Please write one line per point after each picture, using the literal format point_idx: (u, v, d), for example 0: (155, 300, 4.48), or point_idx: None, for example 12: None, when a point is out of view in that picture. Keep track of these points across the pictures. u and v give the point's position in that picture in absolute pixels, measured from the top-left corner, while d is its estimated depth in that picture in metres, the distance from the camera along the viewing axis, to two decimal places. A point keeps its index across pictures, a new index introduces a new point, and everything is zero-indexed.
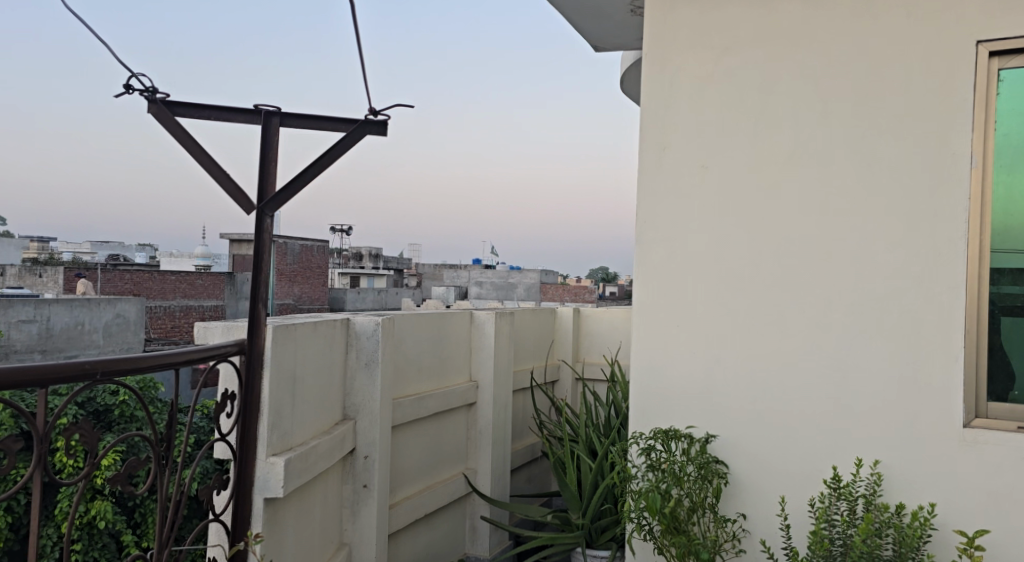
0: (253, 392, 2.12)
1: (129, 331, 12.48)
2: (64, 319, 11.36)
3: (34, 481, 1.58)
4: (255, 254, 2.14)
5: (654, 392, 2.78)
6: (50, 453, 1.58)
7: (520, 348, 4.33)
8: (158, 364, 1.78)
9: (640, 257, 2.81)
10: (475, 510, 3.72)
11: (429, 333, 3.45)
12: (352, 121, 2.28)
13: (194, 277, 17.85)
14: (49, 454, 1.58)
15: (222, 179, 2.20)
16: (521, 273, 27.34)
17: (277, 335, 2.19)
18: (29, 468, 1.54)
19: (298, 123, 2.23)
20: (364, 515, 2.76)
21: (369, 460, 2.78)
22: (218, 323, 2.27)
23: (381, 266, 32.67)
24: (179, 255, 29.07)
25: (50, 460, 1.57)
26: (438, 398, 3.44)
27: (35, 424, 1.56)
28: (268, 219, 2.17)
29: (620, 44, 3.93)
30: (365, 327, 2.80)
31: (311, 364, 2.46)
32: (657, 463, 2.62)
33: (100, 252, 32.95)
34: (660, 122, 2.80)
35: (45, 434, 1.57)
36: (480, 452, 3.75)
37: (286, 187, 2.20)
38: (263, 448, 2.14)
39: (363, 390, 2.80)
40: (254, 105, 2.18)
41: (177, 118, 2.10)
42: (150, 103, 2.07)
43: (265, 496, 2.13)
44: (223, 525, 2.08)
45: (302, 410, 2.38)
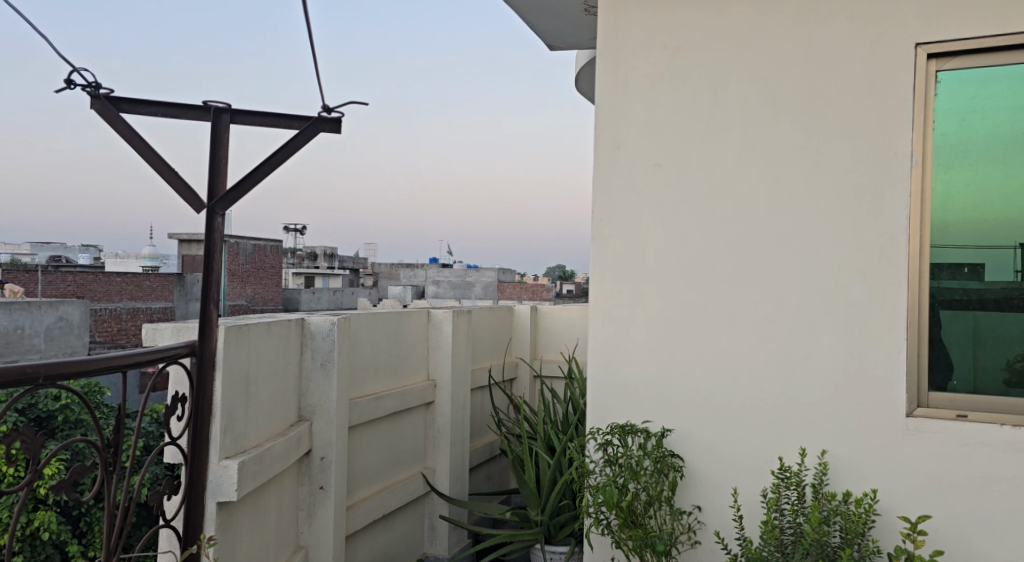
0: (204, 395, 2.08)
1: (73, 334, 12.06)
2: (3, 323, 10.88)
3: None
4: (206, 254, 2.09)
5: (610, 388, 2.81)
6: None
7: (478, 346, 4.33)
8: (104, 368, 1.74)
9: (595, 254, 2.84)
10: (434, 509, 3.71)
11: (385, 333, 3.42)
12: (304, 119, 2.23)
13: (141, 278, 17.44)
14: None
15: (170, 177, 2.14)
16: (479, 272, 27.40)
17: (229, 336, 2.16)
18: None
19: (248, 121, 2.18)
20: (321, 518, 2.73)
21: (326, 461, 2.75)
22: (167, 324, 2.22)
23: (336, 265, 32.33)
24: (126, 257, 28.26)
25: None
26: (395, 397, 3.42)
27: None
28: (219, 218, 2.13)
29: (574, 43, 3.95)
30: (321, 327, 2.78)
31: (265, 365, 2.43)
32: (614, 458, 2.65)
33: (42, 254, 31.93)
34: (614, 121, 2.83)
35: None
36: (438, 451, 3.74)
37: (238, 186, 2.15)
38: (215, 451, 2.10)
39: (319, 391, 2.78)
40: (203, 101, 2.12)
41: (122, 116, 2.00)
42: (93, 99, 1.98)
43: (217, 500, 2.09)
44: (174, 530, 2.03)
45: (256, 412, 2.35)
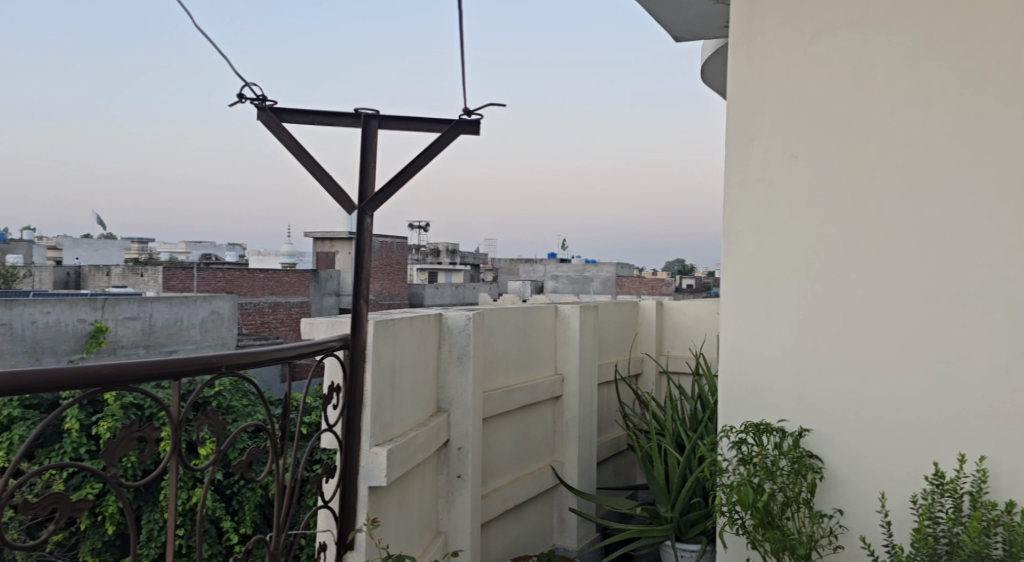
0: (356, 387, 2.20)
1: (223, 326, 12.92)
2: (165, 315, 11.75)
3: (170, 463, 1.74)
4: (357, 253, 2.21)
5: (744, 386, 2.76)
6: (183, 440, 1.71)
7: (604, 340, 4.34)
8: (272, 358, 1.88)
9: (727, 249, 2.80)
10: (564, 502, 3.75)
11: (515, 327, 3.49)
12: (446, 122, 2.30)
13: (281, 275, 18.54)
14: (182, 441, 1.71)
15: (323, 180, 2.26)
16: (597, 267, 27.36)
17: (377, 330, 2.28)
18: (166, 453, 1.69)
19: (395, 125, 2.28)
20: (459, 505, 2.83)
21: (463, 451, 2.85)
22: (322, 319, 2.37)
23: (457, 261, 33.12)
24: (266, 254, 30.05)
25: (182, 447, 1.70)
26: (525, 391, 3.49)
27: (173, 412, 1.71)
28: (367, 219, 2.25)
29: (701, 33, 3.88)
30: (457, 322, 2.88)
31: (407, 358, 2.54)
32: (749, 457, 2.58)
33: (195, 251, 34.42)
34: (747, 113, 2.77)
35: (181, 422, 1.71)
36: (567, 445, 3.77)
37: (385, 188, 2.26)
38: (366, 439, 2.23)
39: (455, 383, 2.88)
40: (354, 108, 2.23)
41: (285, 125, 2.13)
42: (258, 111, 2.12)
43: (369, 485, 2.22)
44: (332, 511, 2.17)
45: (401, 403, 2.47)
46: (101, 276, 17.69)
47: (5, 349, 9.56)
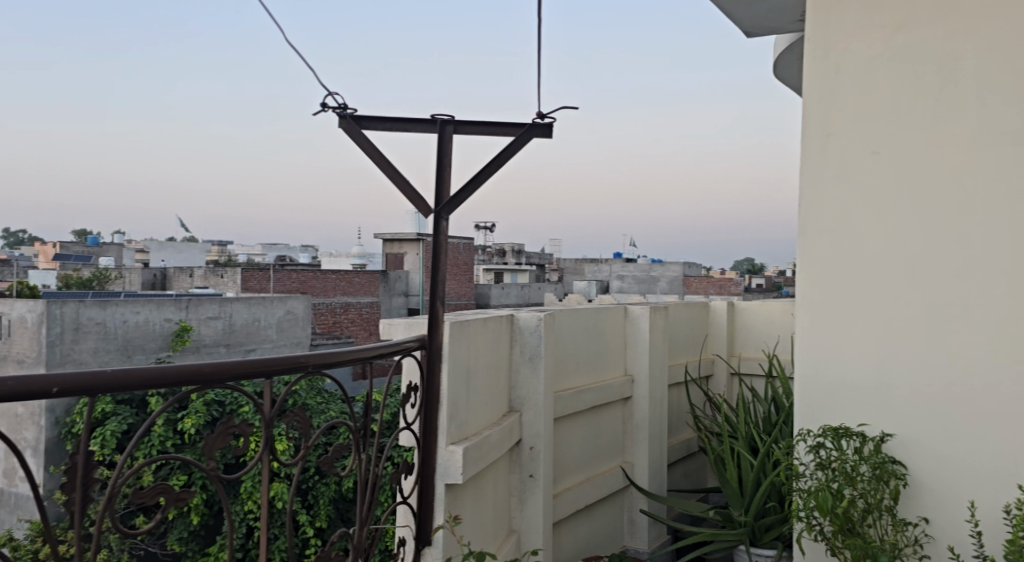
0: (433, 387, 2.26)
1: (298, 325, 13.29)
2: (243, 314, 12.16)
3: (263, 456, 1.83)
4: (433, 256, 2.27)
5: (822, 388, 2.71)
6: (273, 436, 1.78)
7: (674, 341, 4.31)
8: (354, 358, 1.94)
9: (804, 249, 2.76)
10: (634, 504, 3.75)
11: (586, 328, 3.50)
12: (519, 125, 2.33)
13: (352, 276, 18.95)
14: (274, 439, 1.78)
15: (400, 186, 2.32)
16: (663, 266, 27.05)
17: (452, 331, 2.32)
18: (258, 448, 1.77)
19: (469, 130, 2.32)
20: (532, 504, 2.86)
21: (535, 451, 2.88)
22: (400, 320, 2.43)
23: (523, 261, 33.22)
24: (336, 255, 30.73)
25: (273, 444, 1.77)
26: (595, 392, 3.50)
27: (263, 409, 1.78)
28: (443, 222, 2.30)
29: (773, 28, 3.82)
30: (529, 322, 2.91)
31: (481, 358, 2.59)
32: (827, 462, 2.54)
33: (268, 252, 35.47)
34: (825, 110, 2.73)
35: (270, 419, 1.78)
36: (637, 446, 3.77)
37: (461, 191, 2.30)
38: (443, 437, 2.28)
39: (527, 383, 2.91)
40: (431, 115, 2.28)
41: (365, 132, 2.19)
42: (339, 119, 2.19)
43: (446, 482, 2.27)
44: (410, 507, 2.22)
45: (476, 402, 2.51)
46: (183, 277, 18.38)
47: (99, 347, 10.03)
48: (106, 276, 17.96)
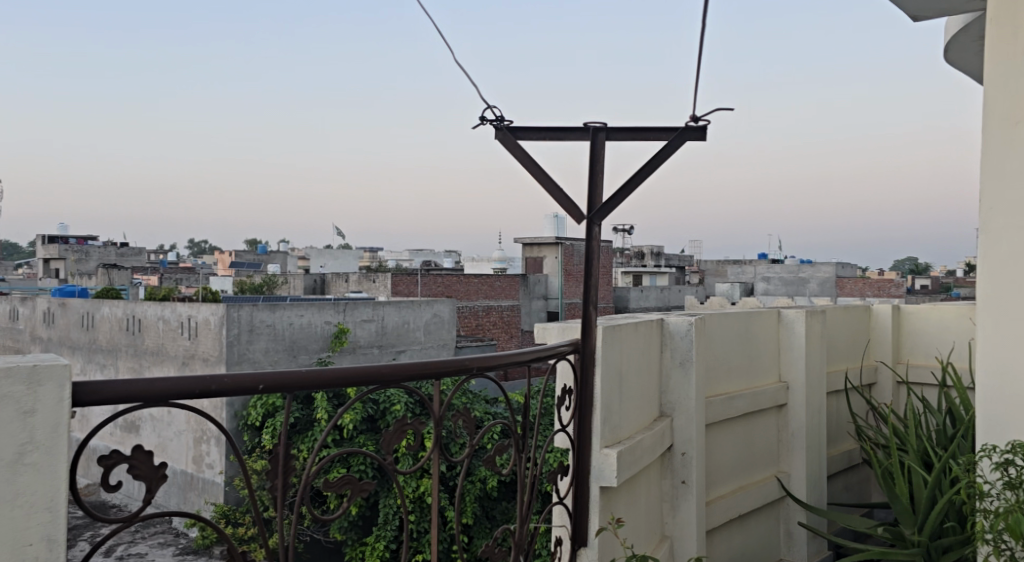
0: (586, 390, 2.28)
1: (444, 328, 13.70)
2: (394, 318, 12.71)
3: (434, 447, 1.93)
4: (587, 262, 2.29)
5: (1010, 398, 2.50)
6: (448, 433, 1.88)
7: (833, 347, 4.11)
8: (513, 361, 1.99)
9: (987, 249, 2.57)
10: (791, 516, 3.61)
11: (738, 333, 3.42)
12: (672, 129, 2.32)
13: (494, 279, 19.39)
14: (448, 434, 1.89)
15: (554, 194, 2.36)
16: (813, 267, 25.78)
17: (606, 335, 2.34)
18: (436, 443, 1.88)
19: (622, 137, 2.33)
20: (685, 511, 2.83)
21: (687, 457, 2.84)
22: (554, 324, 2.48)
23: (663, 264, 32.68)
24: (479, 260, 31.52)
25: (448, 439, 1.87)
26: (748, 398, 3.41)
27: None
28: (596, 228, 2.32)
29: (944, 11, 3.56)
30: (679, 327, 2.88)
31: (633, 363, 2.59)
32: (1018, 481, 2.33)
33: (415, 258, 36.87)
34: (1010, 95, 2.51)
35: None
36: (794, 456, 3.62)
37: (613, 196, 2.32)
38: (597, 440, 2.30)
39: (679, 389, 2.88)
40: (584, 123, 2.31)
41: (520, 143, 2.26)
42: (496, 130, 2.26)
43: (600, 485, 2.28)
44: (566, 507, 2.26)
45: (629, 406, 2.52)
46: (340, 282, 19.48)
47: (269, 347, 10.84)
48: (274, 282, 19.37)
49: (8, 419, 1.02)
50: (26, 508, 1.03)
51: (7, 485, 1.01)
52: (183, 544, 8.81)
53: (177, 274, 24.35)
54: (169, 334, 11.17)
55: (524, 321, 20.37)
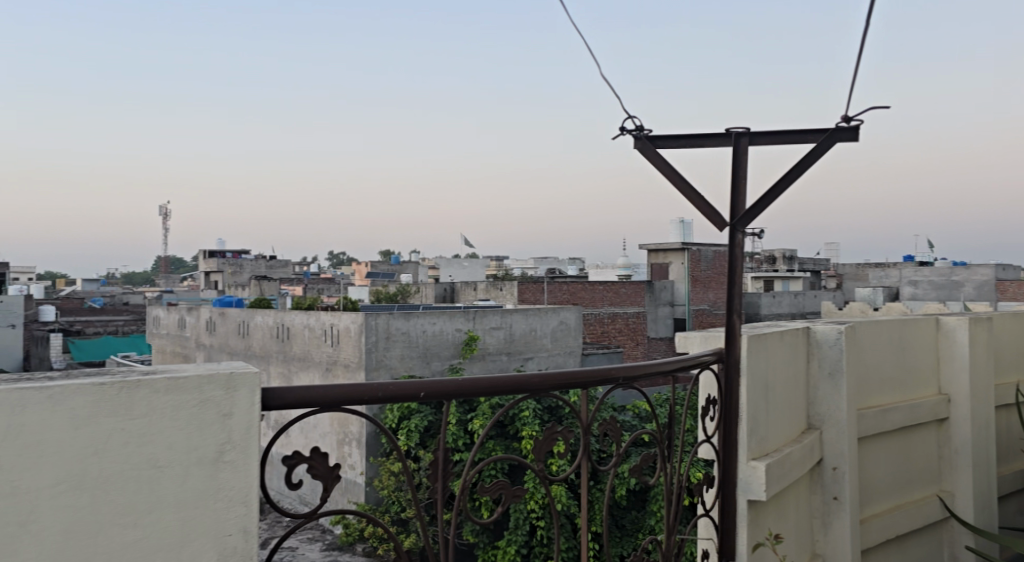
0: (731, 399, 2.23)
1: (571, 335, 13.51)
2: (522, 325, 12.79)
3: None
4: (729, 269, 2.24)
5: None
6: None
7: (1000, 358, 3.81)
8: (657, 371, 1.97)
9: None
10: (956, 540, 3.36)
11: (891, 341, 3.24)
12: (821, 131, 2.24)
13: (619, 286, 19.25)
14: None
15: (696, 202, 2.33)
16: (968, 269, 23.88)
17: (751, 344, 2.28)
18: None
19: (766, 141, 2.28)
20: (838, 528, 2.70)
21: (839, 471, 2.71)
22: (697, 334, 2.44)
23: (797, 267, 31.26)
24: (604, 267, 31.38)
25: None
26: (905, 412, 3.22)
27: None
28: (740, 235, 2.26)
29: None
30: (827, 335, 2.77)
31: (780, 373, 2.52)
32: None
33: (541, 265, 37.17)
34: None
35: None
36: (958, 475, 3.38)
37: (758, 203, 2.26)
38: (744, 452, 2.24)
39: (828, 400, 2.76)
40: (726, 128, 2.27)
41: (660, 151, 2.25)
42: (636, 140, 2.26)
43: (748, 498, 2.23)
44: (712, 519, 2.22)
45: (775, 418, 2.45)
46: (468, 290, 19.91)
47: (404, 354, 11.25)
48: (407, 291, 20.14)
49: (210, 421, 1.12)
50: (225, 501, 1.13)
51: (211, 480, 1.12)
52: (329, 540, 9.27)
53: (319, 284, 25.78)
54: (314, 341, 11.82)
55: (654, 329, 20.15)
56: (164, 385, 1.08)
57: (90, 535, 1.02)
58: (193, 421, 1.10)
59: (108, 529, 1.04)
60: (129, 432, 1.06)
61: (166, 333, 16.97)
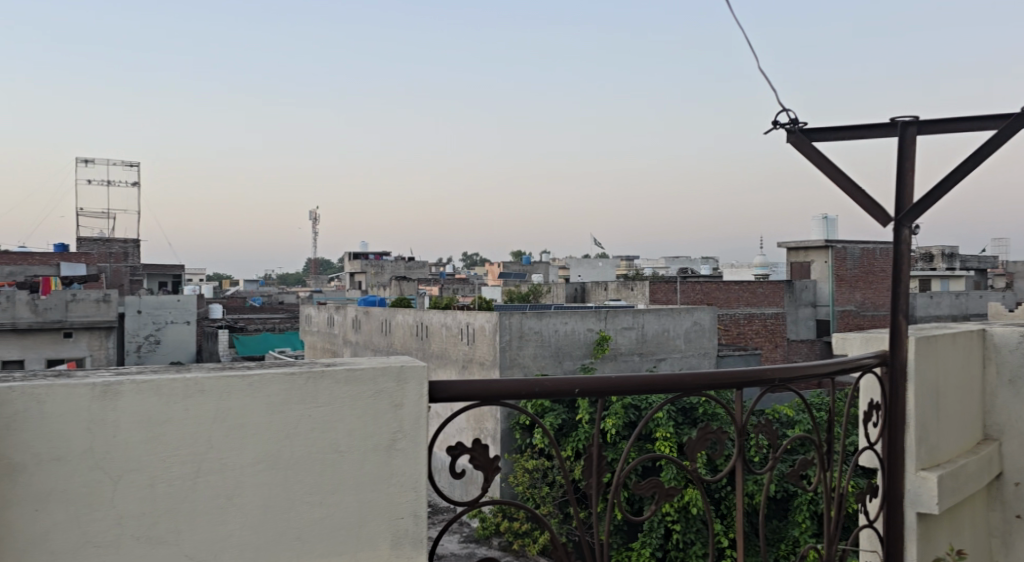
0: (897, 405, 2.11)
1: (705, 336, 13.11)
2: (655, 325, 12.54)
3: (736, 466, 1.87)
4: (894, 267, 2.12)
5: None
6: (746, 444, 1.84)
7: None
8: (817, 374, 1.89)
9: None
10: None
11: None
12: (1003, 117, 2.07)
13: (756, 286, 18.58)
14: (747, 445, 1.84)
15: (857, 197, 2.22)
16: None
17: (920, 346, 2.15)
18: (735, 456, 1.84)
19: (938, 130, 2.13)
20: (1020, 549, 2.49)
21: (1021, 487, 2.50)
22: (857, 335, 2.32)
23: (958, 267, 28.31)
24: (740, 266, 30.28)
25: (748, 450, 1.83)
26: None
27: (735, 417, 1.84)
28: (906, 231, 2.13)
29: None
30: (1007, 339, 2.55)
31: (952, 379, 2.35)
32: None
33: (673, 265, 36.26)
34: None
35: (744, 426, 1.84)
36: None
37: (926, 197, 2.13)
38: (912, 461, 2.12)
39: (1009, 409, 2.55)
40: (891, 118, 2.15)
41: (816, 144, 2.16)
42: (790, 134, 2.17)
43: (918, 510, 2.11)
44: (877, 530, 2.11)
45: (948, 427, 2.29)
46: (600, 290, 19.78)
47: (537, 353, 11.37)
48: (538, 291, 20.33)
49: (384, 410, 1.21)
50: (397, 486, 1.21)
51: (385, 465, 1.20)
52: (467, 533, 9.53)
53: (454, 285, 26.43)
54: (451, 339, 12.16)
55: (791, 331, 19.32)
56: (344, 375, 1.18)
57: (283, 510, 1.14)
58: (369, 409, 1.20)
59: (298, 506, 1.15)
60: (314, 418, 1.17)
61: (316, 330, 17.95)
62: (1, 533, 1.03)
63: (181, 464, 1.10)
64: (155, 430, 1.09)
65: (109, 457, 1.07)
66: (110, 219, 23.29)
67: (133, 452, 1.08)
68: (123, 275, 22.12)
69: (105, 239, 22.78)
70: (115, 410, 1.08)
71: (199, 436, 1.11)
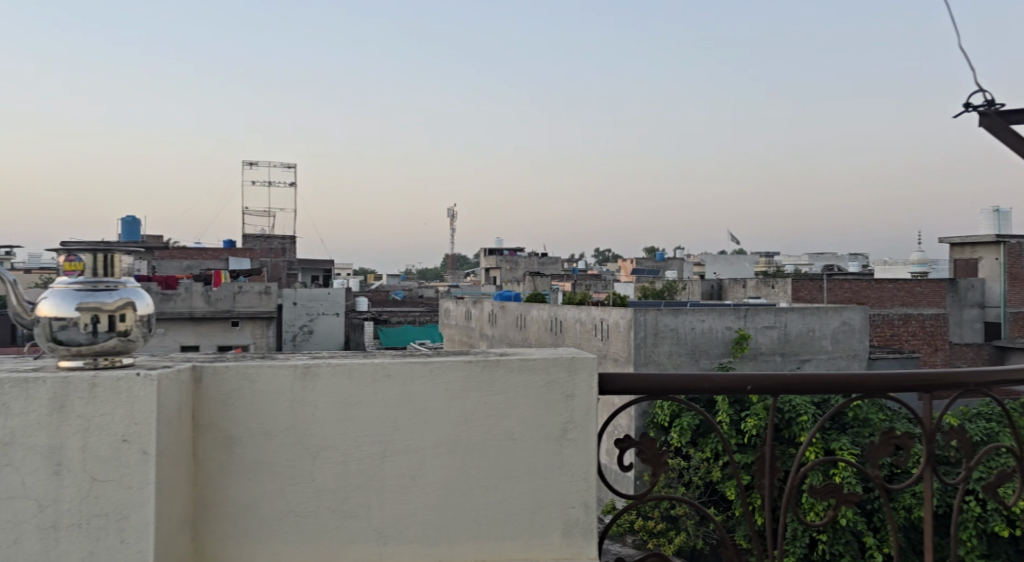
0: None
1: (856, 337, 12.30)
2: (799, 325, 11.94)
3: (923, 477, 1.73)
4: None
5: None
6: (934, 452, 1.70)
7: None
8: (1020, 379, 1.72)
9: None
10: None
11: None
12: None
13: (913, 285, 17.39)
14: (935, 453, 1.70)
15: None
16: None
17: None
18: (922, 465, 1.71)
19: None
20: None
21: None
22: None
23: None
24: (895, 264, 28.30)
25: (936, 459, 1.70)
26: None
27: (923, 421, 1.70)
28: None
29: None
30: None
31: None
32: None
33: (818, 263, 34.48)
34: None
35: (932, 432, 1.70)
36: None
37: None
38: None
39: None
40: None
41: (1015, 127, 1.99)
42: (985, 117, 2.02)
43: None
44: None
45: None
46: (740, 288, 19.07)
47: (673, 351, 11.20)
48: (675, 288, 19.91)
49: (555, 399, 1.28)
50: (569, 475, 1.29)
51: (557, 454, 1.28)
52: None
53: (588, 280, 26.34)
54: (585, 334, 12.17)
55: (954, 334, 18.03)
56: (517, 364, 1.28)
57: (460, 493, 1.27)
58: (541, 398, 1.28)
59: (474, 490, 1.27)
60: (489, 405, 1.27)
61: (454, 323, 18.42)
62: (225, 496, 1.26)
63: (370, 443, 1.26)
64: (349, 411, 1.25)
65: (310, 433, 1.25)
66: (270, 217, 25.02)
67: (329, 430, 1.25)
68: (283, 269, 23.67)
69: (266, 236, 24.48)
70: (313, 390, 1.25)
71: (387, 419, 1.26)
